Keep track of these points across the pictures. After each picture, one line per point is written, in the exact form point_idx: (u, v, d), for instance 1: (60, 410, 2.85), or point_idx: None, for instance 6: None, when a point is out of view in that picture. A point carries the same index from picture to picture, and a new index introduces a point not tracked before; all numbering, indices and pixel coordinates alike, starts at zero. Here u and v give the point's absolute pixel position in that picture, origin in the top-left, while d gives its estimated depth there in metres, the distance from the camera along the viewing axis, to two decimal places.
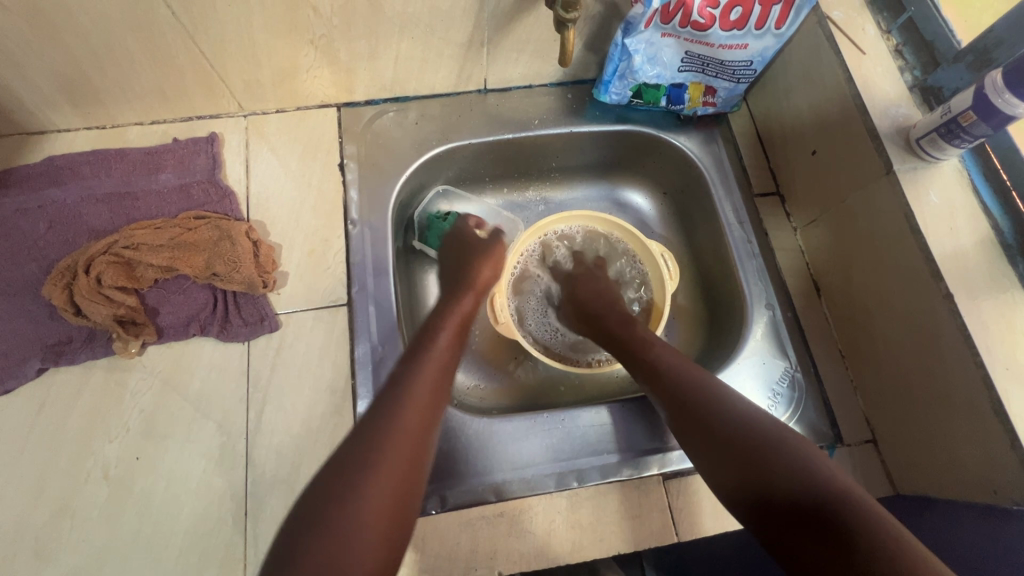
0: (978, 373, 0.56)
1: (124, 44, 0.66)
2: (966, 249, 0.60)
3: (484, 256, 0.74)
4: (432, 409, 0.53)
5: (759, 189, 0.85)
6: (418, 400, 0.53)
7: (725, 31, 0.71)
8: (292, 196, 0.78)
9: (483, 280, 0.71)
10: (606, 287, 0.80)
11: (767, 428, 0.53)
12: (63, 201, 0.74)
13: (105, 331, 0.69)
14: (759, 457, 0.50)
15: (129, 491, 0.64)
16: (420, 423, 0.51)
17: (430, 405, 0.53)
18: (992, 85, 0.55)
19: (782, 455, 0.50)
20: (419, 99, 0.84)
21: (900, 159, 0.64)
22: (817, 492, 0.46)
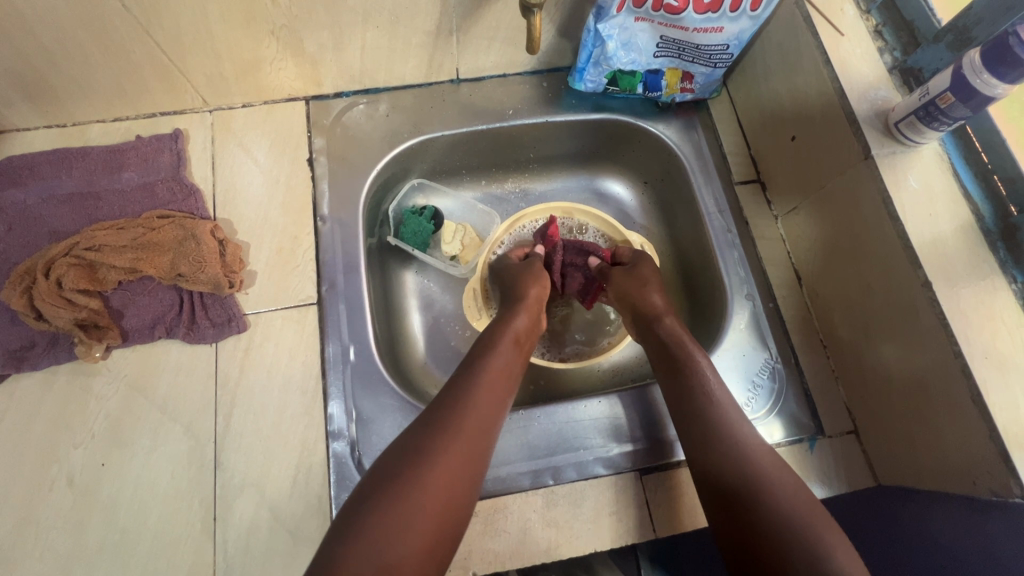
0: (957, 362, 0.55)
1: (77, 40, 0.63)
2: (946, 236, 0.58)
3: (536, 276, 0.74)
4: (488, 431, 0.54)
5: (740, 176, 0.83)
6: (476, 417, 0.54)
7: (699, 14, 0.68)
8: (260, 193, 0.77)
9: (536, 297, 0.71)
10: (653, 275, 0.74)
11: (758, 453, 0.55)
12: (23, 203, 0.72)
13: (68, 336, 0.67)
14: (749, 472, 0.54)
15: (95, 498, 0.62)
16: (473, 441, 0.52)
17: (484, 424, 0.54)
18: (970, 65, 0.53)
19: (769, 478, 0.53)
20: (390, 90, 0.82)
21: (878, 143, 0.62)
22: (793, 516, 0.49)
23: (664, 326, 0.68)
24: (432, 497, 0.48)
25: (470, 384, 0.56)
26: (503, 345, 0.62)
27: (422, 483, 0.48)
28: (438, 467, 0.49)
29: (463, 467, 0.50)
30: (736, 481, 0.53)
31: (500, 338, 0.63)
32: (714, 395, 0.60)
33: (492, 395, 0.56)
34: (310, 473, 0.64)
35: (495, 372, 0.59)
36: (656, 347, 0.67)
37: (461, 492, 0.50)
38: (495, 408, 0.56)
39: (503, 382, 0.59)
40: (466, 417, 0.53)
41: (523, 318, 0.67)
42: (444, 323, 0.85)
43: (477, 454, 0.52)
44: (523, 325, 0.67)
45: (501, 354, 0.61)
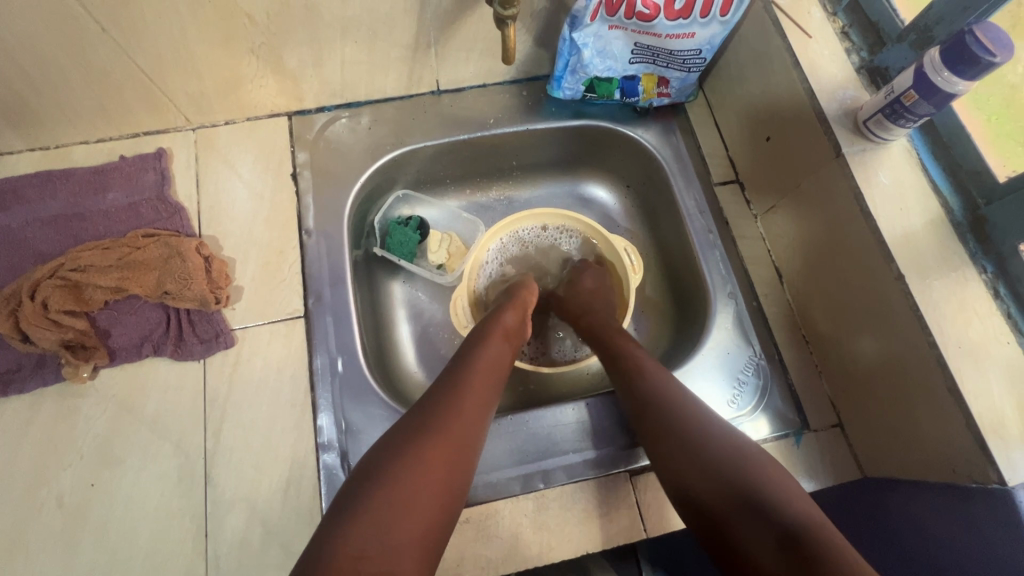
0: (931, 353, 0.56)
1: (57, 62, 0.64)
2: (917, 230, 0.60)
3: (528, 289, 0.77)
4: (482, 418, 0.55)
5: (719, 177, 0.84)
6: (473, 401, 0.55)
7: (671, 21, 0.70)
8: (245, 209, 0.77)
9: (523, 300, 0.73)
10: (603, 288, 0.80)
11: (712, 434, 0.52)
12: (7, 226, 0.72)
13: (55, 357, 0.67)
14: (712, 465, 0.50)
15: (85, 519, 0.62)
16: (470, 424, 0.53)
17: (480, 414, 0.55)
18: (931, 64, 0.55)
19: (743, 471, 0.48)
20: (372, 103, 0.83)
21: (848, 141, 0.64)
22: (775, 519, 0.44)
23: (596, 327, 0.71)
24: (434, 473, 0.48)
25: (464, 371, 0.58)
26: (494, 340, 0.63)
27: (425, 461, 0.48)
28: (436, 451, 0.49)
29: (461, 449, 0.51)
30: (707, 482, 0.49)
31: (489, 334, 0.64)
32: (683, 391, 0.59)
33: (483, 384, 0.57)
34: (302, 485, 0.64)
35: (484, 357, 0.60)
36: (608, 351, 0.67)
37: (458, 476, 0.50)
38: (488, 395, 0.57)
39: (496, 373, 0.60)
40: (463, 404, 0.54)
41: (510, 314, 0.69)
42: (432, 332, 0.85)
43: (474, 440, 0.53)
44: (512, 320, 0.68)
45: (491, 347, 0.62)
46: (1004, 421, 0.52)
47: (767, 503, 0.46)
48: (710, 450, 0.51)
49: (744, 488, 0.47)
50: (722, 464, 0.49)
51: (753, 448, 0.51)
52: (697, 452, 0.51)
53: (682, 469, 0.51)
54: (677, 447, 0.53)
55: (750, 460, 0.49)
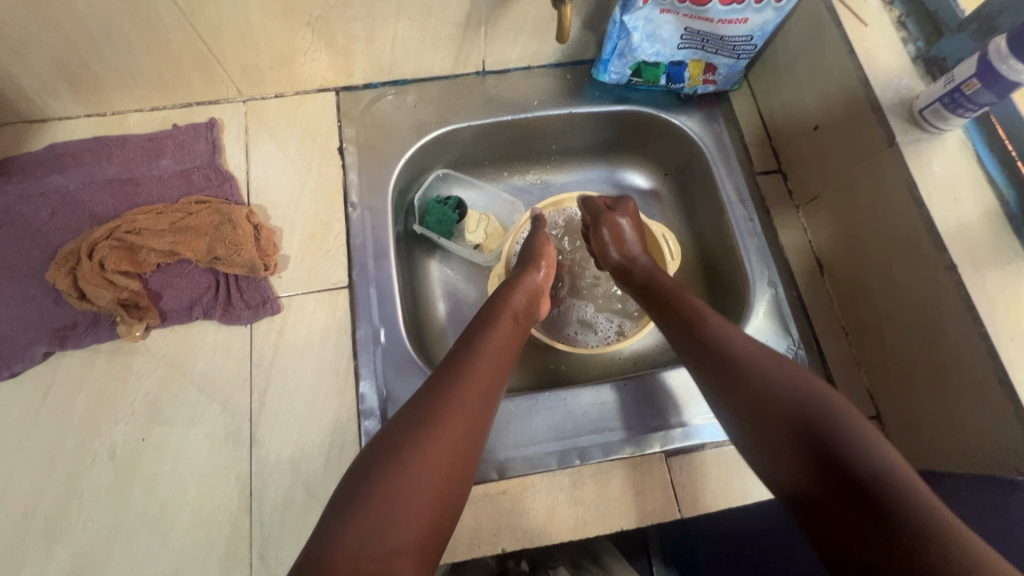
0: (983, 344, 0.56)
1: (121, 28, 0.66)
2: (970, 221, 0.60)
3: (536, 256, 0.76)
4: (490, 402, 0.55)
5: (761, 167, 0.84)
6: (477, 389, 0.54)
7: (724, 5, 0.69)
8: (292, 180, 0.79)
9: (534, 282, 0.72)
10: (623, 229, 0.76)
11: (785, 379, 0.49)
12: (65, 188, 0.74)
13: (109, 316, 0.69)
14: (783, 415, 0.47)
15: (136, 472, 0.64)
16: (474, 415, 0.52)
17: (489, 397, 0.55)
18: (996, 51, 0.54)
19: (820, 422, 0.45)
20: (418, 82, 0.84)
21: (903, 131, 0.64)
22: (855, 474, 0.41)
23: (639, 274, 0.71)
24: (433, 469, 0.47)
25: (469, 357, 0.57)
26: (501, 321, 0.63)
27: (423, 456, 0.47)
28: (440, 440, 0.48)
29: (462, 443, 0.50)
30: (777, 433, 0.47)
31: (497, 317, 0.64)
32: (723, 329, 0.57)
33: (492, 368, 0.57)
34: (343, 449, 0.66)
35: (491, 338, 0.60)
36: (648, 293, 0.68)
37: (461, 467, 0.49)
38: (495, 379, 0.56)
39: (502, 358, 0.59)
40: (465, 392, 0.53)
41: (518, 295, 0.68)
42: (467, 311, 0.86)
43: (480, 427, 0.52)
44: (521, 303, 0.68)
45: (499, 331, 0.61)
46: None
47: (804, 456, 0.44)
48: (759, 410, 0.49)
49: (784, 440, 0.46)
50: (764, 415, 0.48)
51: (807, 398, 0.47)
52: (770, 397, 0.49)
53: (752, 412, 0.49)
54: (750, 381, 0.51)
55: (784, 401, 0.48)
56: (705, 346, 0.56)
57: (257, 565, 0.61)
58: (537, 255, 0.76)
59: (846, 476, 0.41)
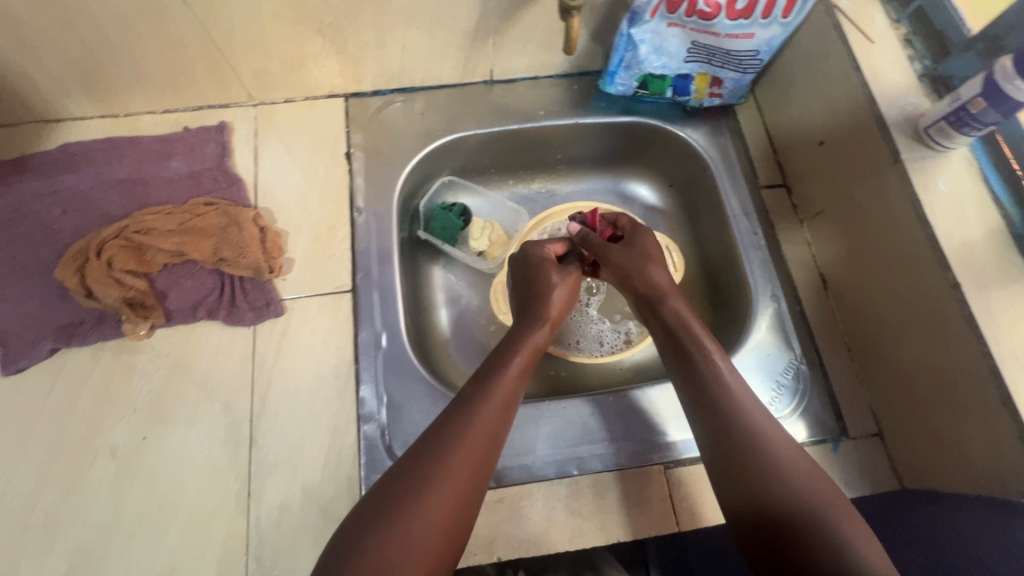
0: (985, 363, 0.55)
1: (137, 31, 0.67)
2: (975, 239, 0.59)
3: (547, 283, 0.72)
4: (495, 445, 0.53)
5: (766, 180, 0.84)
6: (484, 435, 0.52)
7: (731, 20, 0.70)
8: (299, 184, 0.79)
9: (554, 311, 0.69)
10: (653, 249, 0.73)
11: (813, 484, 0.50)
12: (76, 187, 0.75)
13: (115, 313, 0.70)
14: (804, 528, 0.47)
15: (136, 470, 0.65)
16: (477, 464, 0.51)
17: (495, 437, 0.53)
18: (1002, 71, 0.55)
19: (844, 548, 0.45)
20: (425, 89, 0.85)
21: (907, 148, 0.64)
22: None
23: (666, 309, 0.65)
24: (431, 523, 0.46)
25: (477, 396, 0.55)
26: (515, 361, 0.59)
27: (421, 509, 0.47)
28: (439, 494, 0.48)
29: (467, 490, 0.49)
30: (793, 541, 0.47)
31: (512, 352, 0.61)
32: (737, 393, 0.56)
33: (497, 411, 0.54)
34: (342, 453, 0.66)
35: (505, 379, 0.57)
36: (665, 331, 0.64)
37: (462, 517, 0.49)
38: (504, 419, 0.55)
39: (512, 397, 0.56)
40: (471, 440, 0.51)
41: (539, 334, 0.65)
42: (469, 318, 0.86)
43: (481, 475, 0.51)
44: (542, 339, 0.65)
45: (511, 371, 0.58)
46: None
47: (795, 533, 0.47)
48: (785, 509, 0.49)
49: (800, 553, 0.46)
50: (782, 519, 0.48)
51: (838, 513, 0.48)
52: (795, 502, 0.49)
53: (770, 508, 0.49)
54: (773, 475, 0.51)
55: (797, 490, 0.49)
56: (738, 425, 0.54)
57: (253, 566, 0.62)
58: (550, 283, 0.72)
59: None
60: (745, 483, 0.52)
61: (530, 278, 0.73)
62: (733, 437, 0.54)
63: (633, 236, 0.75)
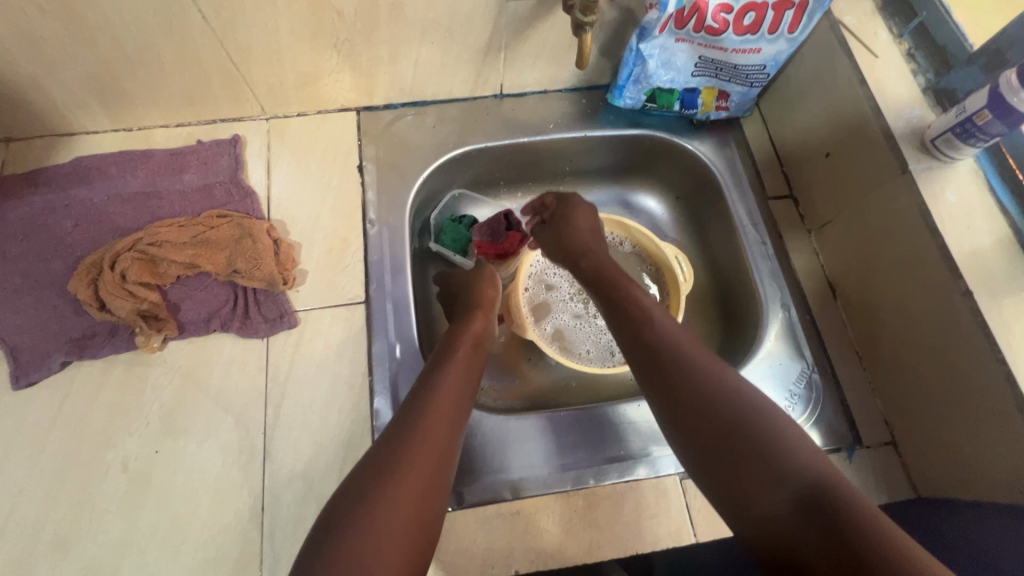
0: (1001, 371, 0.56)
1: (154, 46, 0.68)
2: (985, 248, 0.60)
3: (483, 278, 0.74)
4: (456, 424, 0.54)
5: (773, 192, 0.85)
6: (443, 414, 0.53)
7: (738, 36, 0.72)
8: (311, 197, 0.80)
9: (488, 300, 0.71)
10: (585, 220, 0.73)
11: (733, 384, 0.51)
12: (90, 200, 0.76)
13: (128, 326, 0.70)
14: (733, 428, 0.48)
15: (148, 484, 0.64)
16: (445, 441, 0.51)
17: (455, 422, 0.53)
18: (1007, 84, 0.56)
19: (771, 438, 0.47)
20: (436, 103, 0.86)
21: (915, 159, 0.65)
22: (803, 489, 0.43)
23: (586, 265, 0.68)
24: (408, 493, 0.46)
25: (433, 384, 0.55)
26: (457, 352, 0.61)
27: (396, 480, 0.46)
28: (409, 466, 0.47)
29: (438, 466, 0.49)
30: (727, 450, 0.47)
31: (454, 346, 0.62)
32: (660, 327, 0.57)
33: (454, 394, 0.55)
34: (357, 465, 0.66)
35: (452, 364, 0.58)
36: (592, 282, 0.66)
37: (435, 492, 0.48)
38: (461, 401, 0.56)
39: (464, 381, 0.58)
40: (431, 415, 0.52)
41: (478, 323, 0.66)
42: None
43: (448, 449, 0.51)
44: (480, 327, 0.66)
45: (458, 361, 0.59)
46: None
47: (726, 433, 0.48)
48: (716, 417, 0.49)
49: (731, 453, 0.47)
50: (715, 432, 0.48)
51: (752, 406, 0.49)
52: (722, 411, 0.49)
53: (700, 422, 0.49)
54: (700, 389, 0.50)
55: (717, 392, 0.50)
56: (654, 349, 0.54)
57: None
58: (482, 278, 0.74)
59: (792, 483, 0.44)
60: (668, 400, 0.51)
61: (466, 282, 0.74)
62: (654, 358, 0.54)
63: (557, 213, 0.75)
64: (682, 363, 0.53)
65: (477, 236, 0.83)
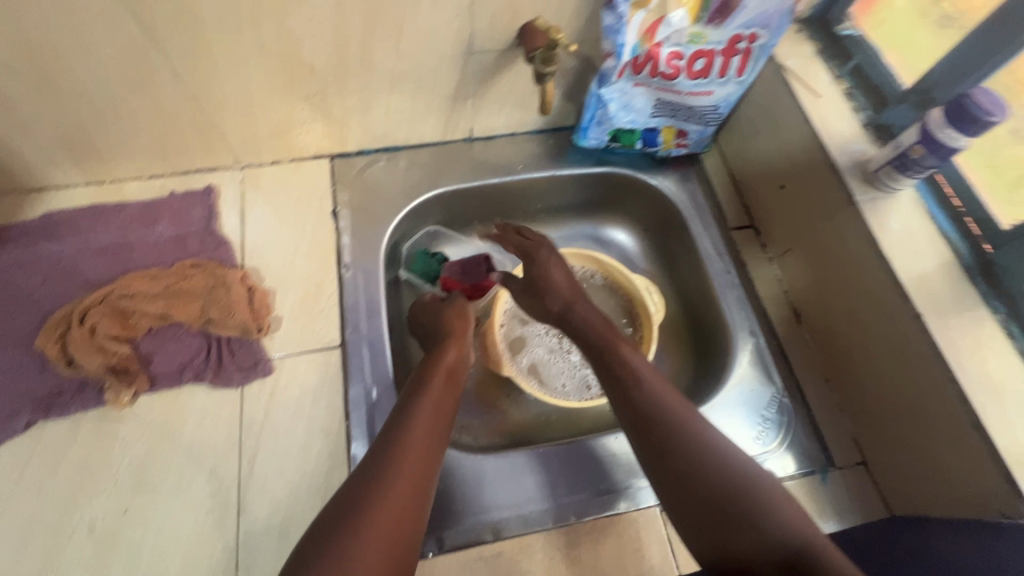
0: (954, 389, 0.59)
1: (128, 103, 0.69)
2: (930, 272, 0.64)
3: (454, 308, 0.74)
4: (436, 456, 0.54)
5: (734, 223, 0.89)
6: (421, 447, 0.53)
7: (691, 80, 0.77)
8: (286, 243, 0.81)
9: (459, 331, 0.71)
10: (547, 264, 0.73)
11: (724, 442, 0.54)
12: (59, 255, 0.75)
13: (97, 382, 0.69)
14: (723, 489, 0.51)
15: (116, 547, 0.62)
16: (421, 475, 0.52)
17: (429, 456, 0.53)
18: (934, 122, 0.60)
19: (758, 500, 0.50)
20: (408, 148, 0.88)
21: (861, 191, 0.69)
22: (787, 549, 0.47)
23: (579, 319, 0.69)
24: (383, 530, 0.46)
25: (408, 415, 0.56)
26: (433, 383, 0.61)
27: (373, 517, 0.47)
28: (386, 505, 0.48)
29: (416, 501, 0.50)
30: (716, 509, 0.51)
31: (429, 377, 0.61)
32: (648, 384, 0.59)
33: (432, 428, 0.56)
34: None
35: (428, 396, 0.59)
36: (583, 338, 0.68)
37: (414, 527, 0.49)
38: (438, 431, 0.56)
39: (442, 414, 0.58)
40: (409, 448, 0.52)
41: (450, 353, 0.66)
42: None
43: (426, 484, 0.52)
44: (453, 357, 0.66)
45: (432, 391, 0.59)
46: None
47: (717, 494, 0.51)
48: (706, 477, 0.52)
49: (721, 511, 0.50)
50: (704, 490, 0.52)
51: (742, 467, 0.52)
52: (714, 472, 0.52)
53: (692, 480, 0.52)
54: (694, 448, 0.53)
55: (710, 451, 0.53)
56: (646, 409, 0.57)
57: None
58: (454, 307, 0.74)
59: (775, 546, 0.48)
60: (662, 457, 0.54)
61: (427, 312, 0.75)
62: (649, 415, 0.56)
63: (536, 254, 0.74)
64: (671, 421, 0.55)
65: (448, 272, 0.85)
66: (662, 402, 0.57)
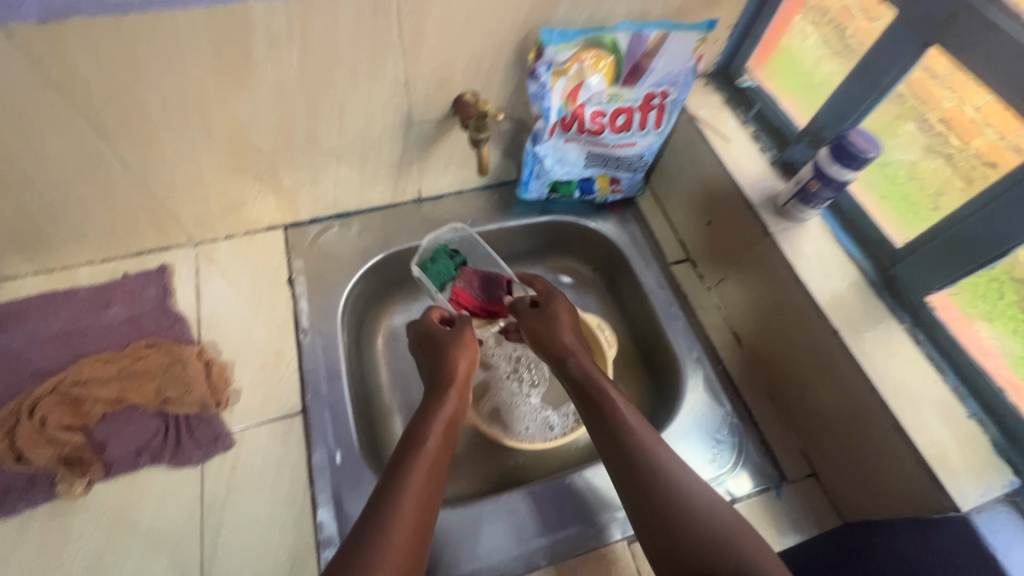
0: (874, 397, 0.64)
1: (78, 195, 0.71)
2: (842, 291, 0.71)
3: (460, 348, 0.77)
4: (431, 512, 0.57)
5: (673, 258, 0.95)
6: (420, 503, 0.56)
7: (615, 134, 0.84)
8: (243, 315, 0.82)
9: (461, 375, 0.73)
10: (558, 318, 0.79)
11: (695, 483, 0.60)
12: (6, 348, 0.74)
13: (47, 475, 0.67)
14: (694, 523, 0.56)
15: None
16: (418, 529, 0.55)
17: (428, 513, 0.57)
18: (823, 159, 0.68)
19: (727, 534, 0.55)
20: (360, 213, 0.92)
21: (774, 222, 0.76)
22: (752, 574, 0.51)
23: (571, 365, 0.73)
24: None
25: (407, 471, 0.59)
26: (432, 437, 0.63)
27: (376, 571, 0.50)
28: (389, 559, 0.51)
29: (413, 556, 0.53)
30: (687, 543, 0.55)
31: (427, 432, 0.64)
32: (630, 425, 0.64)
33: (430, 484, 0.59)
34: None
35: (427, 451, 0.62)
36: (573, 385, 0.72)
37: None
38: (435, 486, 0.59)
39: (439, 470, 0.61)
40: (408, 505, 0.56)
41: (449, 404, 0.69)
42: None
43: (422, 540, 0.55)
44: (452, 407, 0.69)
45: (430, 448, 0.62)
46: (946, 453, 0.60)
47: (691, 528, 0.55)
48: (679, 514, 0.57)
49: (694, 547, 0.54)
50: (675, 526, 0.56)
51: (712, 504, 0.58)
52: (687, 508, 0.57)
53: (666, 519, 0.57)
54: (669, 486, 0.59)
55: (681, 490, 0.58)
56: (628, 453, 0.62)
57: None
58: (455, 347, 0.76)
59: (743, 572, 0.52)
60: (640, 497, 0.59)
61: (433, 350, 0.78)
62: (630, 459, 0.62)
63: (547, 304, 0.81)
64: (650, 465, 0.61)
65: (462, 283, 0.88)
66: (641, 445, 0.62)
